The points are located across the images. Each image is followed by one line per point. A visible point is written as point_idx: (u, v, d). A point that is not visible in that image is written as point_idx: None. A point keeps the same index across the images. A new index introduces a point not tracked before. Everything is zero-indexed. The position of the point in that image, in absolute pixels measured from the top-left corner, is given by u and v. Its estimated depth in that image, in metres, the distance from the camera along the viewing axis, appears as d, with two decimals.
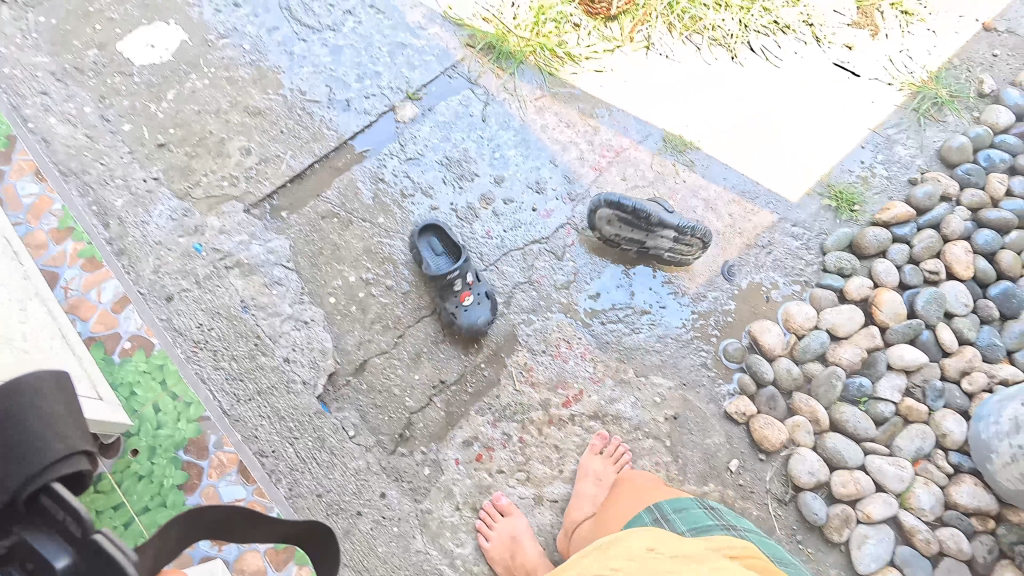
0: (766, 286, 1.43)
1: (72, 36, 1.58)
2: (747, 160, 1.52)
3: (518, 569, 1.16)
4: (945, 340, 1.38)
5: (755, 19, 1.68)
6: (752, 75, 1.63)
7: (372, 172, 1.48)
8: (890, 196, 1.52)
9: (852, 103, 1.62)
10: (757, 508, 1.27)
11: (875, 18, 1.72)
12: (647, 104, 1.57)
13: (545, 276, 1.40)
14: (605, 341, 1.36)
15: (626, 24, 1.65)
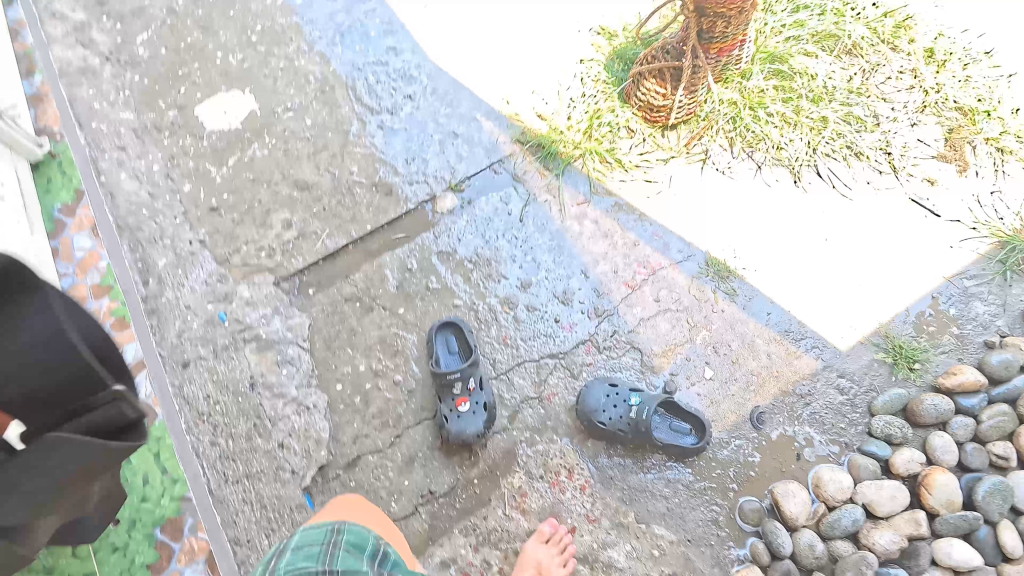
0: (799, 442, 1.30)
1: (158, 96, 1.70)
2: (795, 299, 1.42)
3: None
4: (1007, 544, 1.18)
5: (826, 141, 1.57)
6: (815, 203, 1.52)
7: (401, 260, 1.48)
8: (961, 358, 1.36)
9: (925, 246, 1.47)
10: None
11: (964, 152, 1.56)
12: (693, 223, 1.50)
13: (556, 394, 1.34)
14: (609, 476, 1.27)
15: (683, 135, 1.59)
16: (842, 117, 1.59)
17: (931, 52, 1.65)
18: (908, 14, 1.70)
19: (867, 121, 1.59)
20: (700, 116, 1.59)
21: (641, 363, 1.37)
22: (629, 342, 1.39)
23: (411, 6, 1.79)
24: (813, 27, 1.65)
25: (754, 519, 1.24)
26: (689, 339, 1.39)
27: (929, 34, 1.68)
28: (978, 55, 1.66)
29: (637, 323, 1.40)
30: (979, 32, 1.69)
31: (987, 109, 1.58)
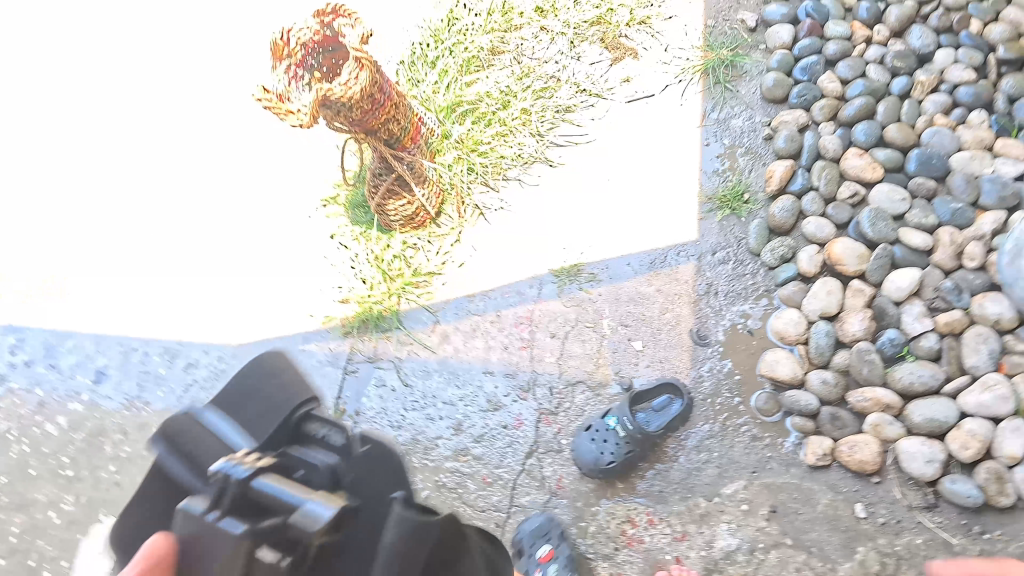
0: (741, 324, 1.36)
1: None
2: (633, 236, 1.52)
3: None
4: (917, 241, 1.31)
5: (543, 122, 1.73)
6: (578, 166, 1.67)
7: None
8: (762, 164, 1.50)
9: (668, 120, 1.64)
10: (914, 531, 1.13)
11: (624, 43, 1.78)
12: (521, 259, 1.58)
13: (561, 478, 1.32)
14: (658, 492, 1.25)
15: (452, 212, 1.68)
16: (533, 97, 1.76)
17: (539, 7, 1.89)
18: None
19: (551, 84, 1.78)
20: (448, 188, 1.69)
21: (591, 389, 1.38)
22: (569, 384, 1.40)
23: (178, 323, 1.80)
24: (455, 64, 1.80)
25: (774, 404, 1.27)
26: (601, 337, 1.42)
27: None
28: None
29: (558, 365, 1.42)
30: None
31: (608, 7, 1.82)
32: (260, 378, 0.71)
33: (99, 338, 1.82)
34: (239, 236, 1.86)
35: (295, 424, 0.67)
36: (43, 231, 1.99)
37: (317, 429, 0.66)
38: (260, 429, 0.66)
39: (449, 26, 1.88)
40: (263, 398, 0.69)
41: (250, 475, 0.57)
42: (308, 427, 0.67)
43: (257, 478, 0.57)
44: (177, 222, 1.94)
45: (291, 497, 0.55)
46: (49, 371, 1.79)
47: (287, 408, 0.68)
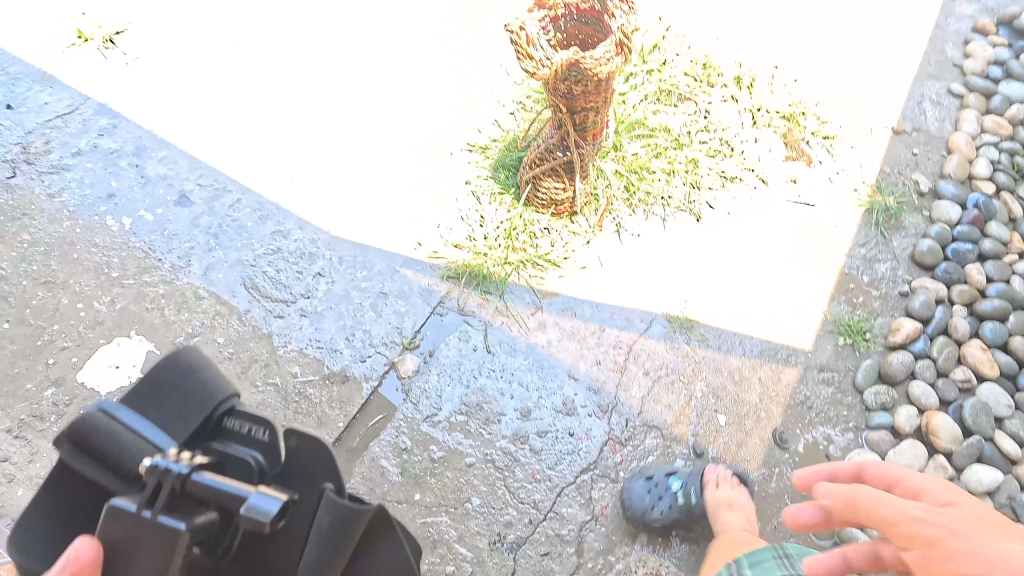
0: (821, 445, 1.40)
1: (23, 378, 1.44)
2: (752, 320, 1.55)
3: None
4: (1007, 448, 1.38)
5: (704, 178, 1.76)
6: (722, 233, 1.68)
7: (391, 442, 1.36)
8: (891, 314, 1.56)
9: (818, 234, 1.69)
10: None
11: (803, 148, 1.84)
12: (639, 288, 1.58)
13: (606, 505, 1.31)
14: (693, 560, 1.27)
15: (593, 217, 1.68)
16: (705, 153, 1.81)
17: (737, 79, 1.95)
18: (705, 55, 2.00)
19: (724, 149, 1.82)
20: (600, 195, 1.69)
21: (664, 439, 1.39)
22: (645, 424, 1.41)
23: (281, 188, 1.75)
24: (650, 91, 1.87)
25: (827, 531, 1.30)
26: (690, 397, 1.44)
27: (729, 65, 1.99)
28: (771, 68, 2.00)
29: (641, 402, 1.43)
30: (761, 52, 2.04)
31: (800, 110, 1.90)
32: (177, 378, 0.60)
33: (192, 164, 1.80)
34: (374, 139, 1.84)
35: (214, 424, 0.60)
36: (195, 59, 2.02)
37: (236, 439, 0.58)
38: (176, 423, 0.59)
39: (652, 58, 1.96)
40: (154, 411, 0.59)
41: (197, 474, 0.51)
42: (225, 417, 0.60)
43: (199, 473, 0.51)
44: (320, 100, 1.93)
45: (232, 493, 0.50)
46: (132, 172, 1.78)
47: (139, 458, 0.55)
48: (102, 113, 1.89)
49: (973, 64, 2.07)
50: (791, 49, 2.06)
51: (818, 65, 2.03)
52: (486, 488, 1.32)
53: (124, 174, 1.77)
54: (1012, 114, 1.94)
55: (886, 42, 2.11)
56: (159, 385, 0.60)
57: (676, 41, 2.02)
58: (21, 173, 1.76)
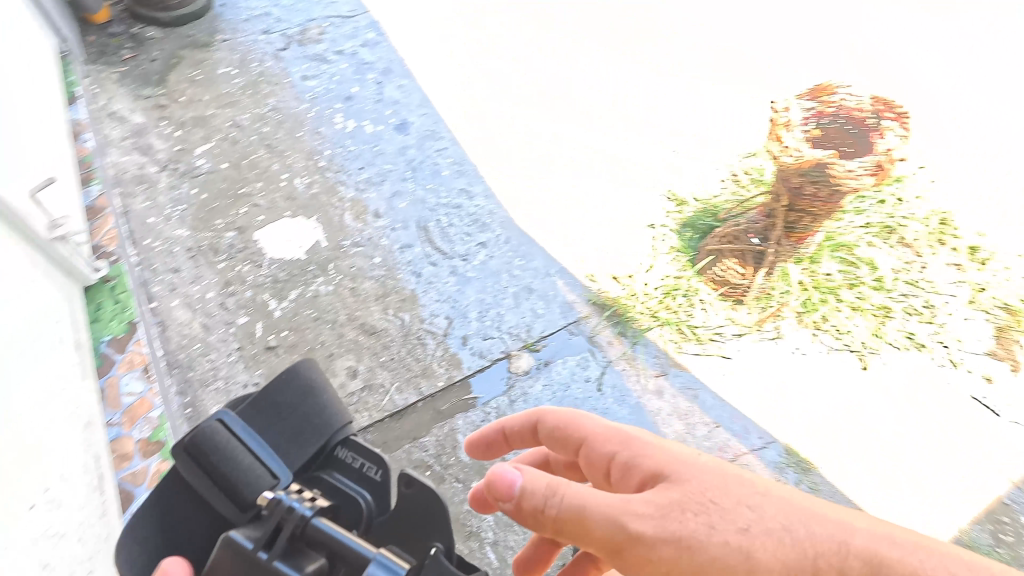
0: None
1: (217, 214, 1.63)
2: (875, 497, 1.40)
3: None
4: None
5: (889, 331, 1.62)
6: (883, 394, 1.53)
7: (474, 424, 1.39)
8: None
9: (992, 447, 1.48)
10: None
11: (1014, 351, 1.61)
12: (770, 405, 1.48)
13: None
14: None
15: (759, 315, 1.59)
16: (901, 306, 1.66)
17: (971, 250, 1.77)
18: (947, 213, 1.83)
19: (924, 312, 1.66)
20: (777, 298, 1.61)
21: None
22: None
23: (484, 155, 1.84)
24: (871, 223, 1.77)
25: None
26: None
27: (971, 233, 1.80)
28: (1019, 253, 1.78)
29: None
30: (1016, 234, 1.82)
31: None
32: (290, 397, 0.62)
33: (422, 101, 1.94)
34: (584, 149, 1.88)
35: (329, 454, 0.64)
36: (466, 15, 2.18)
37: (348, 462, 0.63)
38: (295, 448, 0.61)
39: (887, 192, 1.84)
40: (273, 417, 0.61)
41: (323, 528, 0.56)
42: (336, 449, 0.64)
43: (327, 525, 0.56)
44: (552, 93, 2.00)
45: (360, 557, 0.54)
46: (373, 87, 1.95)
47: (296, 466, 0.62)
48: (372, 28, 2.09)
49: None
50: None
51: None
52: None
53: (366, 86, 1.95)
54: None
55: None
56: (282, 406, 0.62)
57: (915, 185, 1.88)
58: (290, 50, 2.00)
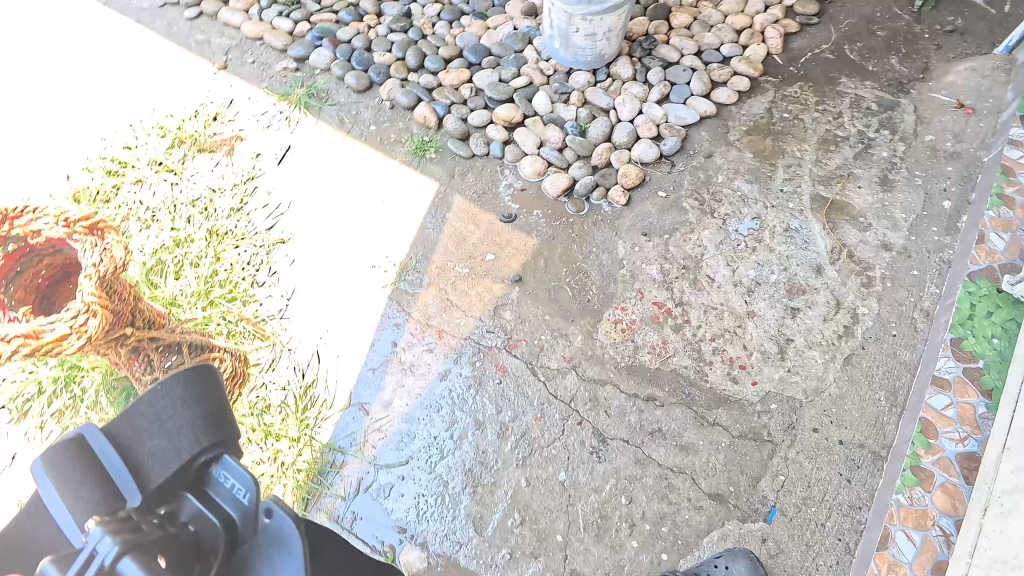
0: (515, 190, 1.73)
1: None
2: (404, 216, 1.66)
3: (759, 151, 1.78)
4: (523, 83, 1.89)
5: (231, 232, 1.65)
6: (302, 231, 1.66)
7: (518, 566, 1.26)
8: (409, 121, 1.85)
9: (322, 156, 1.80)
10: (692, 166, 1.75)
11: (220, 139, 1.83)
12: (359, 305, 1.53)
13: (568, 358, 1.47)
14: (611, 290, 1.56)
15: (260, 339, 1.49)
16: (208, 226, 1.66)
17: (114, 168, 1.76)
18: (69, 192, 1.72)
19: (204, 201, 1.70)
20: (232, 331, 1.49)
21: (516, 304, 1.54)
22: (501, 320, 1.52)
23: None
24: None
25: (576, 201, 1.70)
26: (475, 275, 1.57)
27: (95, 171, 1.76)
28: (115, 139, 1.82)
29: (488, 319, 1.51)
30: (92, 137, 1.83)
31: (183, 130, 1.84)
32: (155, 406, 0.54)
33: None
34: None
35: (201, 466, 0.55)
36: None
37: (224, 478, 0.55)
38: (210, 433, 0.54)
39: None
40: (150, 409, 0.54)
41: (264, 515, 0.52)
42: (220, 456, 0.56)
43: (276, 509, 0.51)
44: None
45: (280, 530, 0.50)
46: None
47: (174, 458, 0.53)
48: None
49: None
50: (90, 113, 1.89)
51: (125, 88, 1.94)
52: (557, 457, 1.35)
53: None
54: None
55: (94, 42, 2.03)
56: (212, 390, 0.57)
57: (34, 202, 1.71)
58: None
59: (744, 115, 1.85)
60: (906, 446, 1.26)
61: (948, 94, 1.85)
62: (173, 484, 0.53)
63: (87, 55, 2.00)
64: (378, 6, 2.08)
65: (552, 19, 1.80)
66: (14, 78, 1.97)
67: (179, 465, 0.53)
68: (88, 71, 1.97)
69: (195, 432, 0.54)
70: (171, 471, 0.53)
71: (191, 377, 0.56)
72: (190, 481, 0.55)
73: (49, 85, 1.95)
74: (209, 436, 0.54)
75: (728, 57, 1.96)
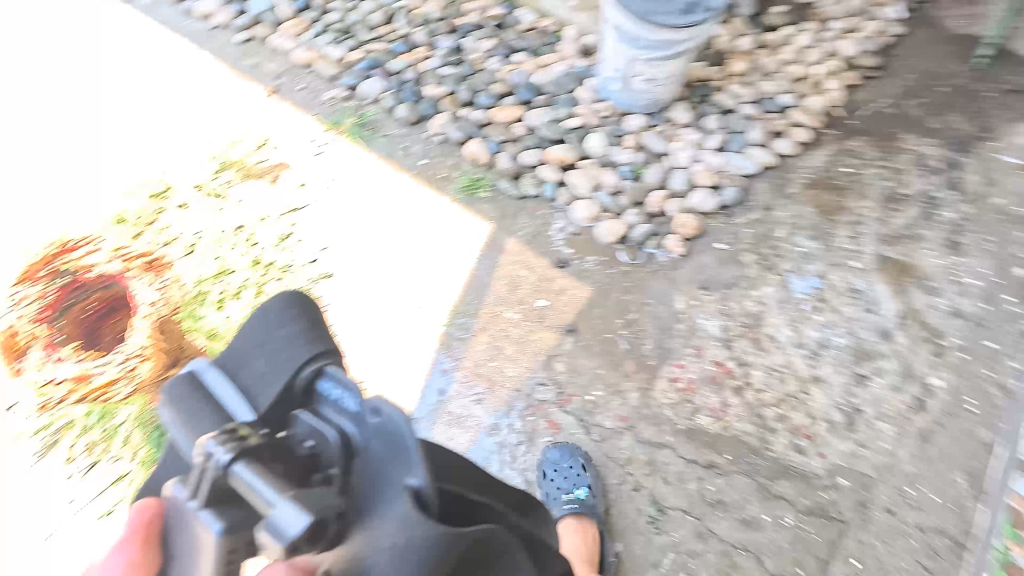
0: (568, 234, 1.67)
1: None
2: (454, 257, 1.62)
3: (821, 205, 1.72)
4: (578, 124, 1.85)
5: (274, 264, 1.60)
6: (347, 266, 1.61)
7: None
8: (459, 157, 1.81)
9: (370, 189, 1.76)
10: (751, 219, 1.69)
11: (267, 166, 1.79)
12: (406, 349, 1.48)
13: (624, 417, 1.39)
14: (669, 346, 1.49)
15: None
16: (252, 256, 1.61)
17: (158, 191, 1.72)
18: (112, 214, 1.68)
19: (248, 230, 1.66)
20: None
21: (569, 357, 1.47)
22: (553, 372, 1.45)
23: None
24: (143, 283, 1.53)
25: (631, 248, 1.64)
26: (527, 323, 1.51)
27: (139, 194, 1.72)
28: (163, 163, 1.79)
29: (539, 370, 1.45)
30: (139, 158, 1.80)
31: (229, 155, 1.80)
32: (255, 336, 0.68)
33: None
34: None
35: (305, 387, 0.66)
36: None
37: (329, 389, 0.65)
38: (309, 344, 0.67)
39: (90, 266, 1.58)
40: (253, 342, 0.68)
41: (374, 412, 0.59)
42: (322, 372, 0.66)
43: (381, 407, 0.58)
44: None
45: (392, 429, 0.57)
46: None
47: (279, 376, 0.65)
48: None
49: (219, 11, 2.12)
50: (139, 135, 1.85)
51: (176, 110, 1.91)
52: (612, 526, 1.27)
53: None
54: (291, 6, 2.14)
55: (145, 62, 2.01)
56: (307, 316, 0.71)
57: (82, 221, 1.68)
58: None
59: (804, 168, 1.79)
60: (993, 537, 1.20)
61: (1016, 155, 1.79)
62: (281, 404, 0.65)
63: (137, 74, 1.98)
64: (431, 38, 2.06)
65: (613, 63, 1.77)
66: (60, 97, 1.94)
67: (285, 384, 0.65)
68: (137, 91, 1.94)
69: (290, 348, 0.67)
70: (279, 389, 0.64)
71: (286, 305, 0.70)
72: (300, 400, 0.66)
73: (98, 103, 1.92)
74: (306, 349, 0.66)
75: (787, 105, 1.91)
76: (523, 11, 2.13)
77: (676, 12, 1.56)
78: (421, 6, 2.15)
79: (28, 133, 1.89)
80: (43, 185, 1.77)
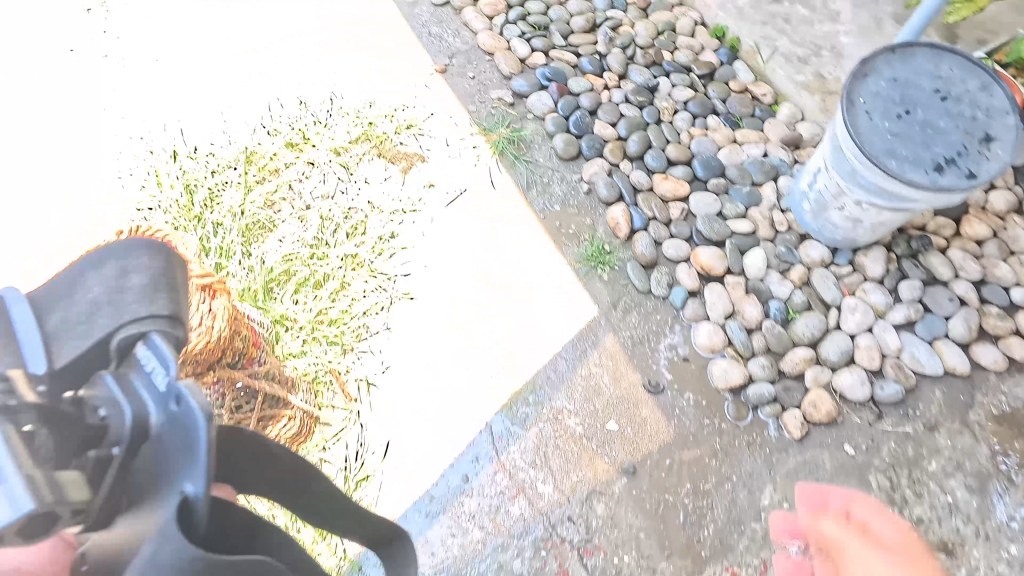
0: (675, 356, 1.44)
1: None
2: (544, 329, 1.46)
3: (1005, 453, 1.34)
4: (744, 228, 1.57)
5: (367, 261, 1.52)
6: (435, 292, 1.49)
7: None
8: (597, 216, 1.60)
9: (492, 214, 1.61)
10: (902, 431, 1.36)
11: (403, 150, 1.69)
12: (452, 411, 1.36)
13: None
14: (731, 544, 1.25)
15: (342, 404, 1.36)
16: (349, 245, 1.54)
17: (294, 140, 1.68)
18: (243, 149, 1.66)
19: (358, 215, 1.58)
20: (317, 380, 1.37)
21: (614, 503, 1.28)
22: (589, 514, 1.27)
23: None
24: (236, 240, 1.51)
25: (740, 404, 1.38)
26: (585, 442, 1.33)
27: (276, 136, 1.69)
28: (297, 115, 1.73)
29: (576, 504, 1.28)
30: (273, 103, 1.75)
31: (373, 125, 1.72)
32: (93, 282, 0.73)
33: None
34: None
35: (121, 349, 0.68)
36: None
37: (146, 356, 0.64)
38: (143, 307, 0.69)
39: (202, 202, 1.58)
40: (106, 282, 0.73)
41: (178, 399, 0.56)
42: (144, 336, 0.66)
43: (184, 397, 0.55)
44: None
45: (187, 421, 0.54)
46: None
47: (98, 335, 0.68)
48: None
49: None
50: (281, 78, 1.79)
51: (328, 62, 1.83)
52: None
53: None
54: None
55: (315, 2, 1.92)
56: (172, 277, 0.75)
57: (167, 175, 1.61)
58: None
59: (1003, 393, 1.40)
60: None
61: None
62: (85, 359, 0.68)
63: (296, 16, 1.89)
64: (625, 67, 1.82)
65: (816, 180, 1.44)
66: (218, 15, 1.89)
67: (100, 339, 0.68)
68: (295, 31, 1.87)
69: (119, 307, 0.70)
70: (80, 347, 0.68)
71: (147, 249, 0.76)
72: (116, 361, 0.67)
73: (249, 34, 1.86)
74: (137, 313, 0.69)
75: (1018, 304, 1.49)
76: (742, 69, 1.83)
77: (923, 164, 1.20)
78: (630, 26, 1.91)
79: (134, 66, 1.81)
80: (139, 129, 1.71)
